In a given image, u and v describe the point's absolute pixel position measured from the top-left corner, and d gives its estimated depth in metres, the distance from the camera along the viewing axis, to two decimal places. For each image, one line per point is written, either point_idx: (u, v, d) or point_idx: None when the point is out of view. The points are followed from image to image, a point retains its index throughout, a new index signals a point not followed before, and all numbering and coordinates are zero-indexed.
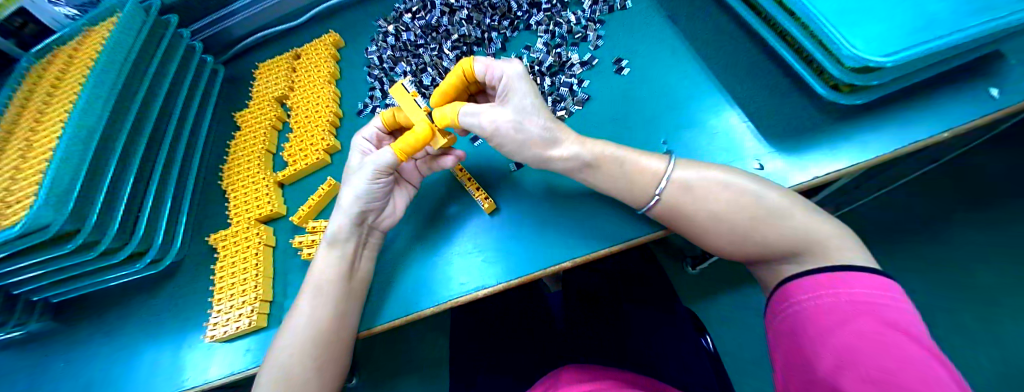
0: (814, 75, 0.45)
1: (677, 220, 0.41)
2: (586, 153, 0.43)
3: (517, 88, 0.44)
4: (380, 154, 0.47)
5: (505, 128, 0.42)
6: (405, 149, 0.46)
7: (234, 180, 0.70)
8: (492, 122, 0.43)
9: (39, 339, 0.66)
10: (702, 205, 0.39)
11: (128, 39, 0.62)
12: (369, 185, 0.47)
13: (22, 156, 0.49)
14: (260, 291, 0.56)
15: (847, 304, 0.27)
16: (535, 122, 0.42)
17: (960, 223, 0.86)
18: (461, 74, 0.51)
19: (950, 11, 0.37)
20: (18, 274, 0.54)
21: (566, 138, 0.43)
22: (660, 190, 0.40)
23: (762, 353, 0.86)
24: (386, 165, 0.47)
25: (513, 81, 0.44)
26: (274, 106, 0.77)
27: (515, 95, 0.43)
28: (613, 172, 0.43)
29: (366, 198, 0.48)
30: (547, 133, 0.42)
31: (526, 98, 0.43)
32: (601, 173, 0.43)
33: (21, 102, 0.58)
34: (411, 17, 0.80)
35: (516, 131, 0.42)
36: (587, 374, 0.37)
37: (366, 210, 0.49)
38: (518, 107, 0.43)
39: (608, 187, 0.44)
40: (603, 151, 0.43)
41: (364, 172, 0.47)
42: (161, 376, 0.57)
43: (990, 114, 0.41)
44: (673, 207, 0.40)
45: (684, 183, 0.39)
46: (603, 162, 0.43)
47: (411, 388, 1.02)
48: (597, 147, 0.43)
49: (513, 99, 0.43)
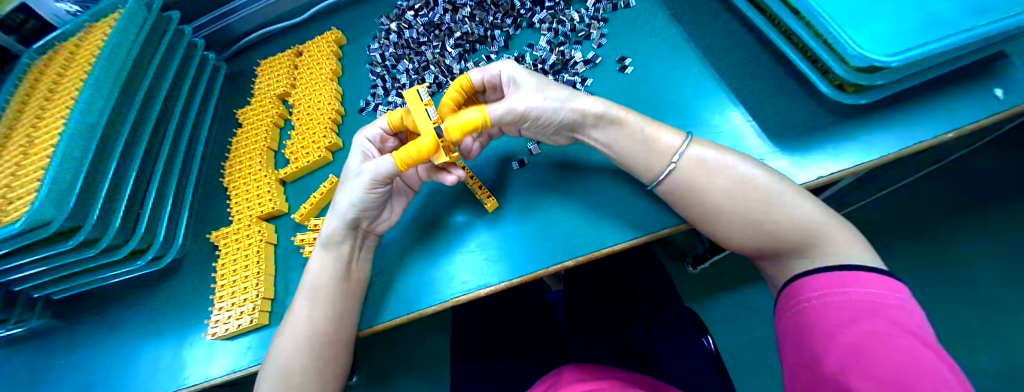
0: (819, 74, 0.45)
1: (686, 205, 0.41)
2: (607, 107, 0.45)
3: (523, 74, 0.48)
4: (380, 163, 0.46)
5: (529, 99, 0.45)
6: (407, 159, 0.44)
7: (235, 177, 0.70)
8: (517, 99, 0.46)
9: (40, 336, 0.66)
10: (712, 185, 0.39)
11: (129, 35, 0.62)
12: (364, 195, 0.46)
13: (24, 152, 0.49)
14: (262, 288, 0.56)
15: (858, 303, 0.27)
16: (554, 89, 0.46)
17: (962, 224, 0.86)
18: (459, 89, 0.52)
19: (954, 11, 0.37)
20: (19, 270, 0.54)
21: (584, 98, 0.46)
22: (675, 161, 0.41)
23: (763, 355, 0.86)
24: (385, 173, 0.46)
25: (517, 70, 0.49)
26: (276, 103, 0.77)
27: (524, 77, 0.48)
28: (634, 128, 0.44)
29: (363, 204, 0.47)
30: (566, 93, 0.46)
31: (536, 76, 0.48)
32: (625, 134, 0.44)
33: (23, 98, 0.58)
34: (413, 15, 0.80)
35: (542, 98, 0.46)
36: (587, 374, 0.37)
37: (361, 216, 0.49)
38: (532, 85, 0.47)
39: (630, 156, 0.44)
40: (621, 111, 0.45)
41: (362, 180, 0.46)
42: (163, 373, 0.57)
43: (995, 115, 0.41)
44: (686, 186, 0.41)
45: (698, 160, 0.40)
46: (624, 117, 0.44)
47: (411, 387, 1.03)
48: (614, 107, 0.45)
49: (524, 82, 0.47)
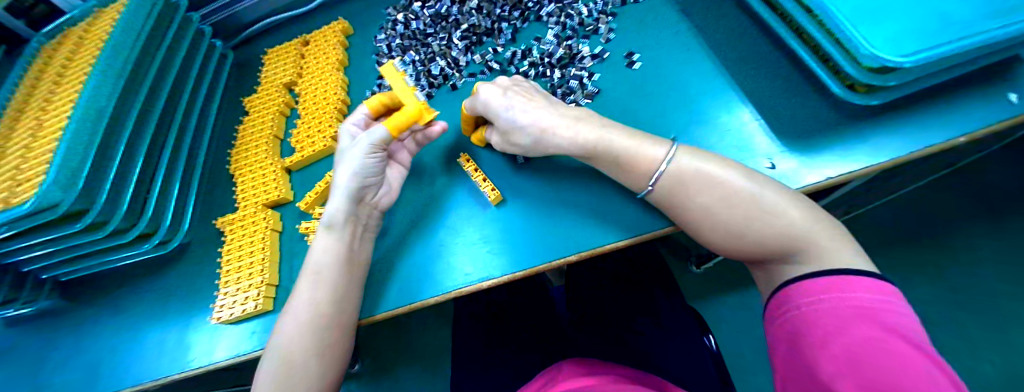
0: (830, 74, 0.44)
1: (675, 210, 0.42)
2: (572, 148, 0.46)
3: (492, 115, 0.50)
4: (374, 131, 0.50)
5: (502, 142, 0.53)
6: (398, 126, 0.51)
7: (242, 165, 0.70)
8: (498, 142, 0.54)
9: (48, 316, 0.67)
10: (695, 195, 0.39)
11: (138, 22, 0.62)
12: (365, 160, 0.49)
13: (34, 134, 0.50)
14: (267, 275, 0.56)
15: (848, 310, 0.26)
16: (517, 134, 0.49)
17: (969, 231, 0.85)
18: None
19: (972, 12, 0.36)
20: (29, 251, 0.55)
21: (553, 139, 0.47)
22: (655, 176, 0.41)
23: (762, 356, 0.87)
24: (380, 140, 0.50)
25: (486, 104, 0.50)
26: (282, 92, 0.77)
27: (493, 114, 0.50)
28: (607, 162, 0.45)
29: (364, 173, 0.49)
30: (532, 137, 0.48)
31: (502, 119, 0.49)
32: (599, 163, 0.46)
33: (33, 81, 0.59)
34: (420, 6, 0.79)
35: (515, 147, 0.52)
36: (585, 369, 0.40)
37: (363, 185, 0.50)
38: (501, 126, 0.50)
39: (611, 172, 0.45)
40: (590, 145, 0.45)
41: (360, 148, 0.49)
42: (168, 356, 0.58)
43: (1009, 120, 0.40)
44: (672, 196, 0.41)
45: (680, 172, 0.40)
46: (593, 154, 0.45)
47: (412, 377, 1.04)
48: (584, 142, 0.45)
49: (496, 125, 0.51)
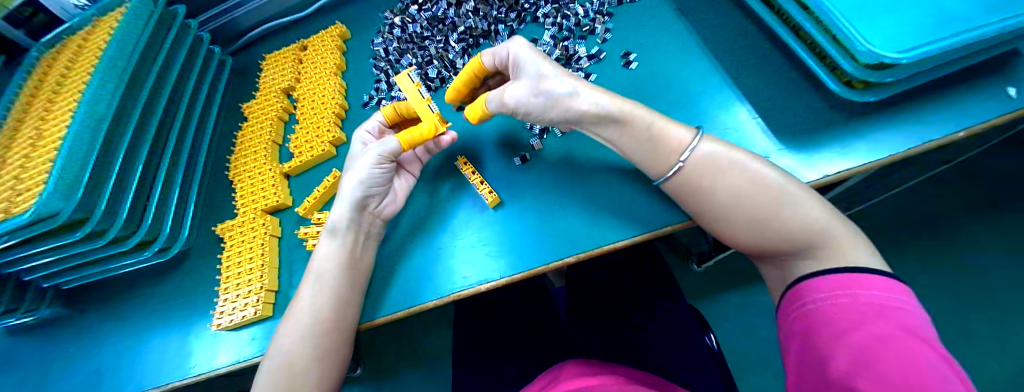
0: (827, 71, 0.44)
1: (693, 199, 0.41)
2: (610, 105, 0.43)
3: (529, 58, 0.47)
4: (385, 142, 0.50)
5: (526, 93, 0.46)
6: (410, 140, 0.50)
7: (241, 170, 0.70)
8: (514, 90, 0.47)
9: (49, 325, 0.67)
10: (720, 183, 0.38)
11: (137, 30, 0.63)
12: (373, 170, 0.49)
13: (33, 144, 0.50)
14: (266, 281, 0.56)
15: (866, 307, 0.26)
16: (554, 81, 0.44)
17: (969, 226, 0.84)
18: (470, 71, 0.55)
19: (966, 7, 0.36)
20: (30, 260, 0.55)
21: (589, 92, 0.44)
22: (683, 160, 0.40)
23: (764, 354, 0.86)
24: (390, 151, 0.49)
25: (525, 52, 0.47)
26: (281, 98, 0.77)
27: (529, 62, 0.47)
28: (639, 126, 0.42)
29: (370, 182, 0.49)
30: (569, 83, 0.44)
31: (544, 62, 0.45)
32: (626, 130, 0.43)
33: (32, 91, 0.59)
34: (417, 8, 0.79)
35: (536, 95, 0.46)
36: (589, 369, 0.40)
37: (366, 195, 0.49)
38: (536, 72, 0.46)
39: (636, 149, 0.43)
40: (627, 107, 0.43)
41: (368, 158, 0.49)
42: (169, 363, 0.58)
43: (1007, 114, 0.40)
44: (694, 185, 0.40)
45: (708, 155, 0.39)
46: (629, 114, 0.42)
47: (414, 380, 1.03)
48: (622, 103, 0.43)
49: (528, 68, 0.46)
